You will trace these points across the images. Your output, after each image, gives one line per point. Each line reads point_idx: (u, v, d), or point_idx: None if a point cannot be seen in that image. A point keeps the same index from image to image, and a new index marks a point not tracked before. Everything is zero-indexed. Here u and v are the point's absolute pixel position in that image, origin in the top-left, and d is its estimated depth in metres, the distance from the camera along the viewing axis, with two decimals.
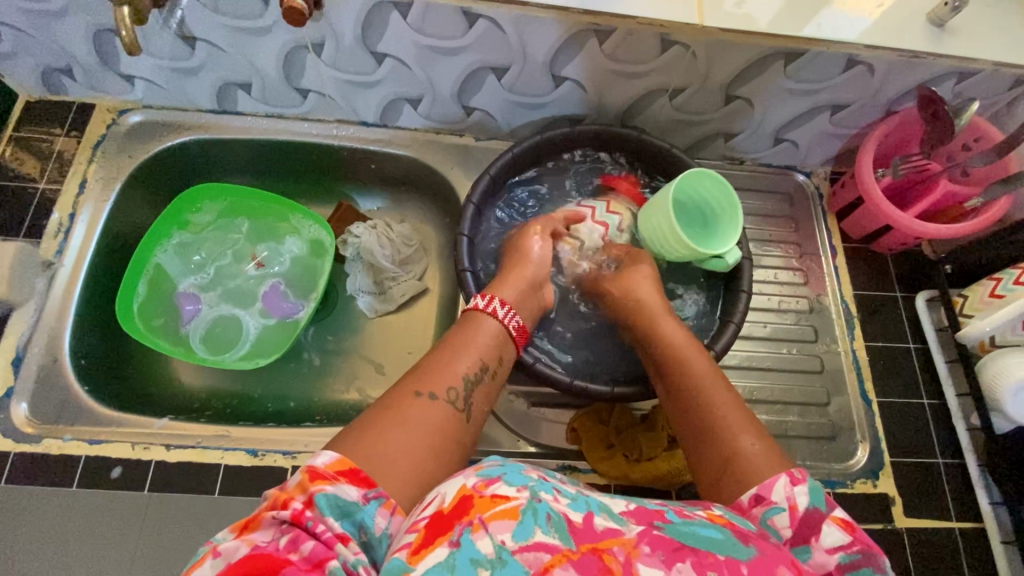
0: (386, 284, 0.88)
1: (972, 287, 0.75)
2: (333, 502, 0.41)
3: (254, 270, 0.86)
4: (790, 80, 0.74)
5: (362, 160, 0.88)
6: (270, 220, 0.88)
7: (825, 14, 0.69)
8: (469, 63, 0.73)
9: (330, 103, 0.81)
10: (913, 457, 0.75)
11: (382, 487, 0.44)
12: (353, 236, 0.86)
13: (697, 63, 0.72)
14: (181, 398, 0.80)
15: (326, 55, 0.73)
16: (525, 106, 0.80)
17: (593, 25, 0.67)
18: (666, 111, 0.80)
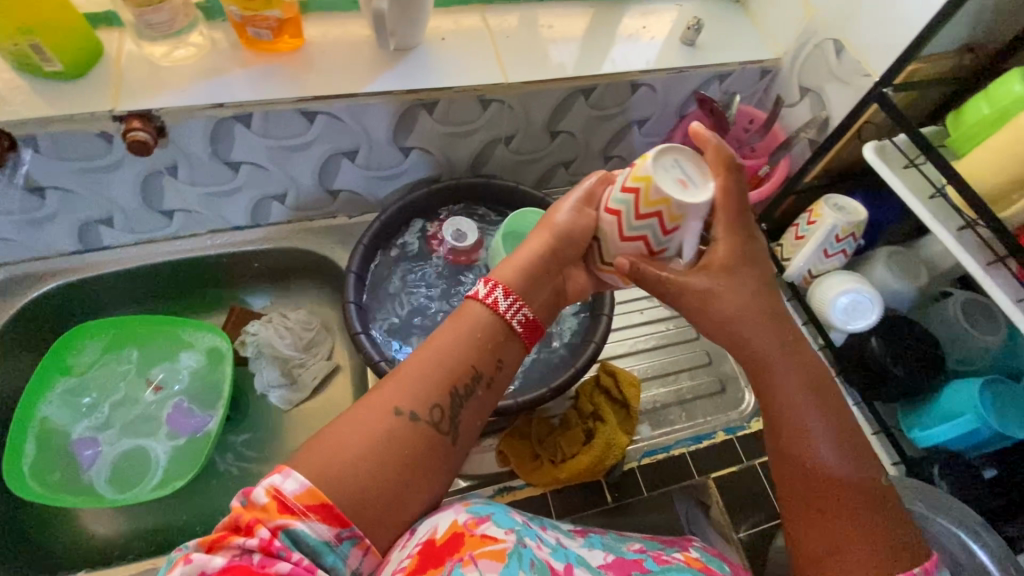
0: (295, 373, 0.89)
1: (784, 238, 0.91)
2: (303, 538, 0.45)
3: (151, 396, 0.84)
4: (598, 109, 0.89)
5: (242, 261, 0.91)
6: (159, 341, 0.87)
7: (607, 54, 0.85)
8: (321, 153, 0.80)
9: (199, 217, 0.85)
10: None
11: (355, 526, 0.47)
12: (250, 335, 0.88)
13: (517, 112, 0.84)
14: (99, 549, 0.76)
15: (183, 174, 0.78)
16: (382, 178, 0.88)
17: (418, 100, 0.77)
18: (507, 154, 0.92)
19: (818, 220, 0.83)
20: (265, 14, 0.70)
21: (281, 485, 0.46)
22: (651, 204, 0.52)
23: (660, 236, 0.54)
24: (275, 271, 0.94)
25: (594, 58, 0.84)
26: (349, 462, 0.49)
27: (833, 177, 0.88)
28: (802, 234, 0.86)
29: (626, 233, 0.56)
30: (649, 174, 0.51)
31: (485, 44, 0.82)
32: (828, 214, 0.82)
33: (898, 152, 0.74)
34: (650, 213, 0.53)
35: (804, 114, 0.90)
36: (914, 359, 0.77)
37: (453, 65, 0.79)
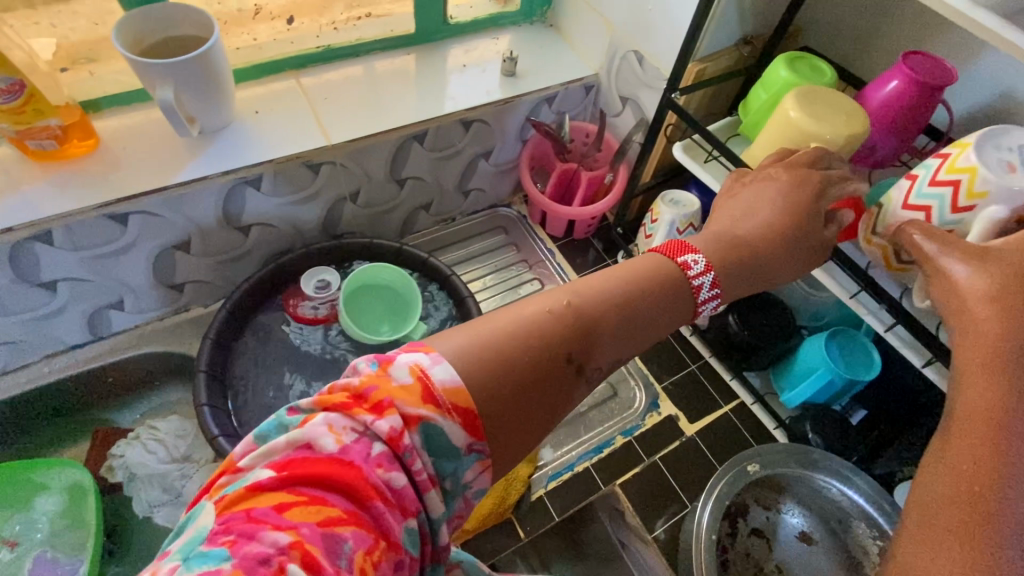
0: (177, 486, 0.85)
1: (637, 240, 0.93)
2: (433, 433, 0.35)
3: (6, 554, 0.76)
4: (558, 114, 0.96)
5: (97, 377, 0.85)
6: (10, 491, 0.79)
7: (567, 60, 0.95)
8: (221, 187, 0.73)
9: (89, 285, 0.75)
10: (674, 375, 0.91)
11: (489, 443, 0.37)
12: (117, 458, 0.85)
13: (493, 129, 0.92)
14: None
15: (60, 240, 0.68)
16: (296, 204, 0.82)
17: (409, 134, 0.83)
18: (487, 169, 0.99)
19: (659, 217, 0.85)
20: (41, 124, 0.65)
21: (712, 278, 0.47)
22: (954, 171, 0.52)
23: (949, 214, 0.52)
24: (136, 380, 0.89)
25: (531, 74, 0.92)
26: (629, 277, 0.44)
27: (667, 174, 0.93)
28: (649, 234, 0.88)
29: (910, 200, 0.55)
30: (975, 165, 0.50)
31: (425, 82, 0.88)
32: (666, 210, 0.84)
33: (699, 148, 0.75)
34: (948, 181, 0.52)
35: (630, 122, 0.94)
36: (768, 327, 0.83)
37: (404, 97, 0.85)
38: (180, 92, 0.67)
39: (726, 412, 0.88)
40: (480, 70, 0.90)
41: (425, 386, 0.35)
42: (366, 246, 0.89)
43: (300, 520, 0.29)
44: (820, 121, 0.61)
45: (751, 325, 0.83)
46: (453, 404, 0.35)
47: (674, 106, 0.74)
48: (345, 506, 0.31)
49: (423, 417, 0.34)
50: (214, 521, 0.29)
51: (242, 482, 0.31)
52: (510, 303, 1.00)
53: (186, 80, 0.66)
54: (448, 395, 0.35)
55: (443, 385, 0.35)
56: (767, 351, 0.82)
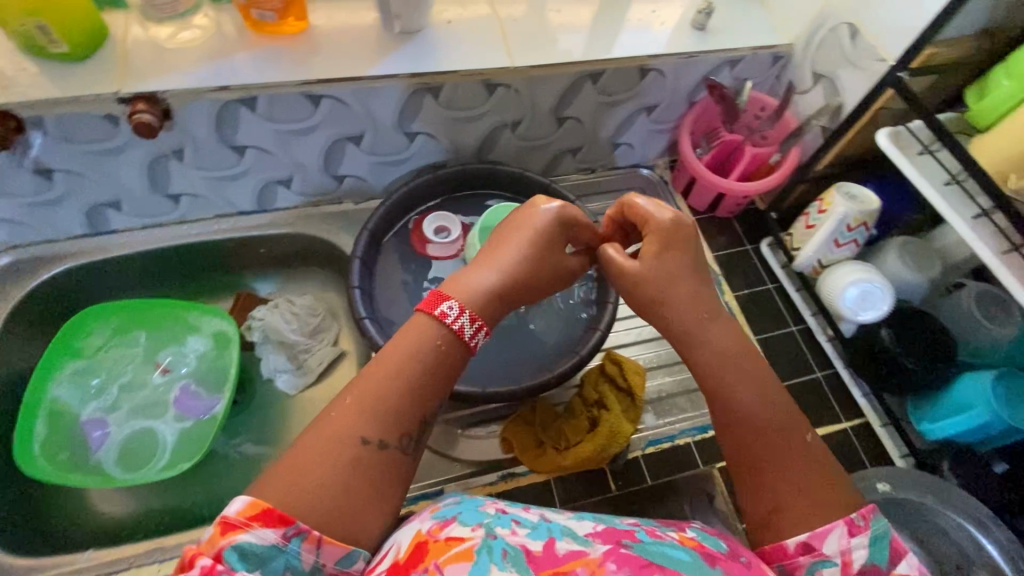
0: (301, 358, 0.92)
1: (793, 226, 0.87)
2: (244, 552, 0.43)
3: (159, 378, 0.85)
4: (737, 80, 0.91)
5: (250, 247, 0.92)
6: (168, 326, 0.88)
7: (765, 24, 0.88)
8: (405, 89, 0.76)
9: (270, 157, 0.81)
10: (797, 377, 0.86)
11: (302, 523, 0.45)
12: (256, 320, 0.91)
13: (667, 81, 0.88)
14: (110, 529, 0.77)
15: (261, 108, 0.73)
16: (462, 121, 0.84)
17: (587, 71, 0.82)
18: (646, 125, 0.95)
19: (829, 208, 0.80)
20: None
21: (469, 317, 0.56)
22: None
23: None
24: (283, 256, 0.95)
25: (723, 31, 0.86)
26: (410, 353, 0.54)
27: (844, 165, 0.86)
28: (813, 223, 0.83)
29: None
30: None
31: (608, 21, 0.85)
32: (839, 201, 0.79)
33: (913, 140, 0.70)
34: None
35: (818, 101, 0.86)
36: (927, 352, 0.76)
37: (589, 33, 0.83)
38: None
39: (844, 428, 0.82)
40: (670, 19, 0.86)
41: (222, 526, 0.44)
42: (516, 177, 0.90)
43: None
44: None
45: (906, 342, 0.77)
46: (248, 518, 0.44)
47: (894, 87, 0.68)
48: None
49: (227, 545, 0.43)
50: None
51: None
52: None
53: None
54: (242, 513, 0.44)
55: (236, 513, 0.44)
56: (916, 377, 0.76)
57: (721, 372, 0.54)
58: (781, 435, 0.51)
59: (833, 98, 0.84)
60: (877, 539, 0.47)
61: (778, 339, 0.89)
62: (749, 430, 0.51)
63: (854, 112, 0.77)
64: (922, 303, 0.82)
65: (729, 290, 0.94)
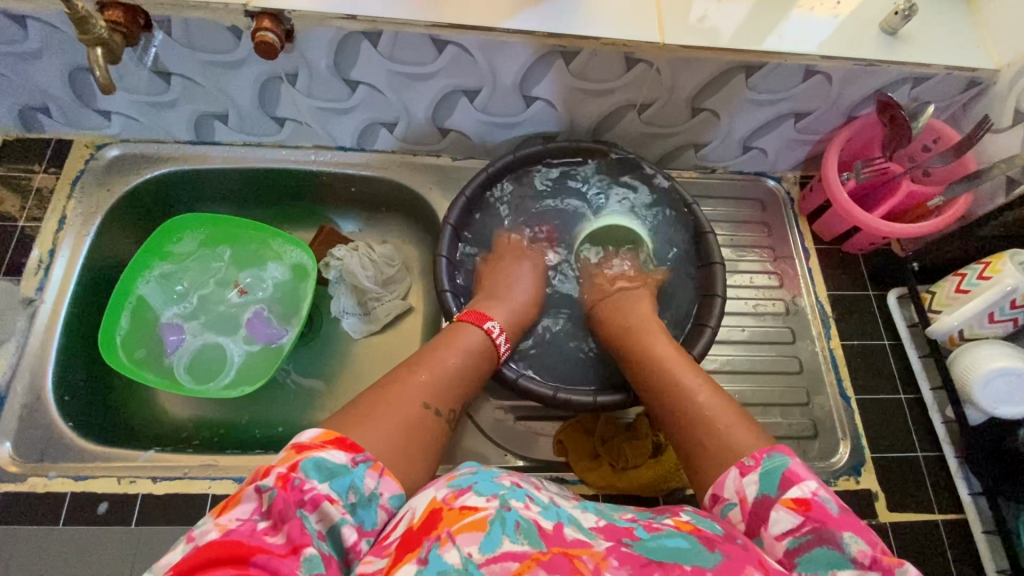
0: (370, 304, 0.91)
1: (938, 284, 0.76)
2: (320, 464, 0.45)
3: (236, 297, 0.87)
4: (914, 102, 0.77)
5: (342, 183, 0.90)
6: (251, 247, 0.88)
7: (968, 40, 0.73)
8: (537, 50, 0.69)
9: (381, 98, 0.76)
10: (893, 452, 0.76)
11: (369, 453, 0.48)
12: (334, 259, 0.89)
13: (831, 89, 0.75)
14: (170, 430, 0.80)
15: (383, 46, 0.68)
16: (589, 94, 0.76)
17: (743, 62, 0.71)
18: (788, 133, 0.84)
19: (994, 276, 0.69)
20: None
21: (499, 327, 0.68)
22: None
23: None
24: (371, 199, 0.93)
25: (917, 41, 0.72)
26: (463, 349, 0.64)
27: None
28: (965, 287, 0.71)
29: None
30: None
31: (783, 7, 0.73)
32: (1009, 271, 0.68)
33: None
34: None
35: (1014, 145, 0.72)
36: None
37: (757, 17, 0.72)
38: None
39: (934, 519, 0.73)
40: (856, 16, 0.73)
41: (297, 448, 0.46)
42: (631, 165, 0.81)
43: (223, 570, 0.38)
44: None
45: None
46: (323, 441, 0.46)
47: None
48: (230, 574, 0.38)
49: (298, 461, 0.44)
50: None
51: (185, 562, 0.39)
52: (734, 283, 0.86)
53: None
54: (319, 437, 0.46)
55: (312, 438, 0.46)
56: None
57: (643, 377, 0.66)
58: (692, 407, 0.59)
59: None
60: (769, 473, 0.49)
61: (881, 404, 0.79)
62: (665, 407, 0.62)
63: None
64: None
65: (836, 337, 0.83)
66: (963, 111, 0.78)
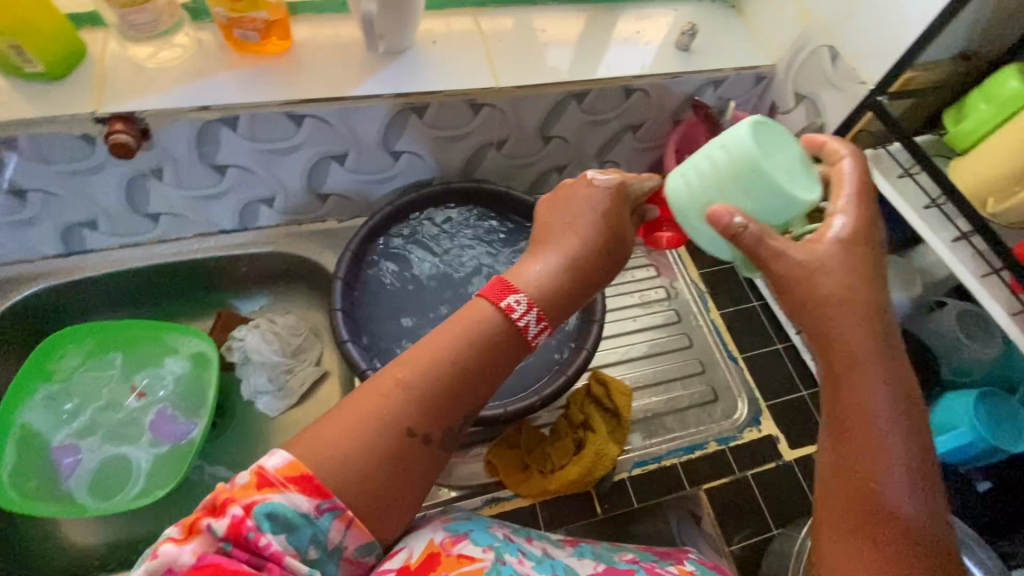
0: (282, 378, 0.90)
1: None
2: (279, 513, 0.40)
3: (135, 401, 0.84)
4: (721, 100, 0.91)
5: (232, 265, 0.91)
6: (143, 347, 0.86)
7: (746, 46, 0.89)
8: (389, 109, 0.75)
9: (252, 176, 0.79)
10: (781, 397, 0.86)
11: (339, 498, 0.42)
12: (237, 340, 0.90)
13: (652, 101, 0.88)
14: (78, 558, 0.76)
15: (242, 129, 0.72)
16: (447, 139, 0.83)
17: (572, 91, 0.82)
18: (631, 143, 0.96)
19: None
20: (253, 14, 0.67)
21: (536, 314, 0.52)
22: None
23: None
24: (266, 274, 0.94)
25: (706, 52, 0.87)
26: (462, 337, 0.49)
27: None
28: None
29: None
30: None
31: (595, 41, 0.85)
32: None
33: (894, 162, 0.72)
34: None
35: (800, 122, 0.87)
36: None
37: (576, 53, 0.83)
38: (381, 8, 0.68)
39: None
40: (654, 39, 0.87)
41: (259, 478, 0.41)
42: (500, 195, 0.89)
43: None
44: None
45: None
46: (287, 479, 0.41)
47: (878, 111, 0.72)
48: None
49: (257, 500, 0.39)
50: None
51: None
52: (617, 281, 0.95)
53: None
54: (281, 471, 0.41)
55: (276, 469, 0.41)
56: None
57: (848, 376, 0.45)
58: (913, 478, 0.42)
59: (816, 118, 0.85)
60: None
61: (762, 358, 0.89)
62: (852, 445, 0.44)
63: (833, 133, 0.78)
64: (906, 320, 0.82)
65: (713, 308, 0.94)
66: (762, 100, 0.93)
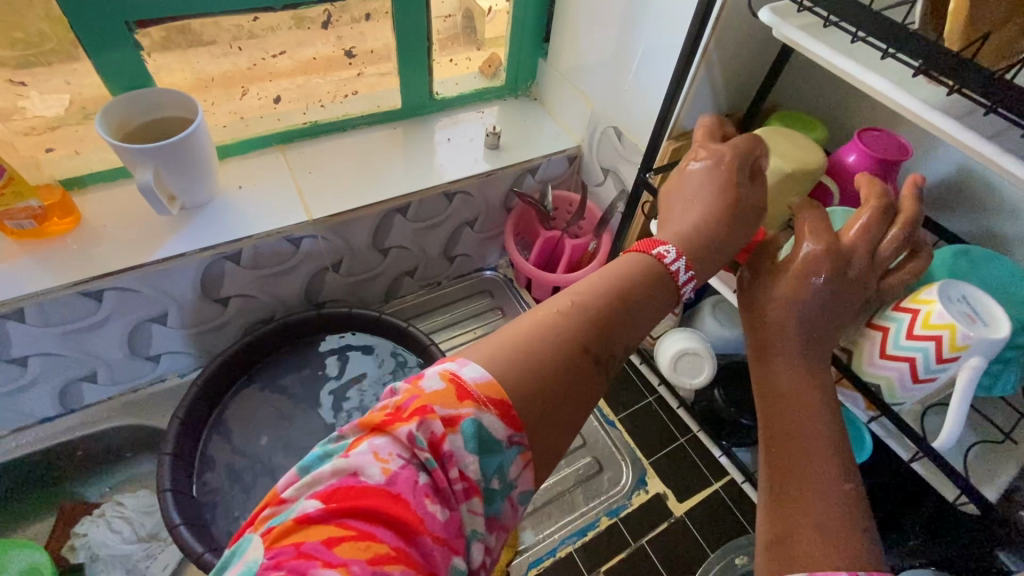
0: (140, 567, 0.80)
1: None
2: (479, 432, 0.37)
3: None
4: (541, 183, 0.98)
5: (63, 454, 0.82)
6: None
7: (550, 133, 0.97)
8: (200, 264, 0.74)
9: (61, 359, 0.74)
10: (662, 450, 0.88)
11: (527, 434, 0.39)
12: (80, 537, 0.80)
13: (476, 198, 0.92)
14: None
15: (33, 319, 0.67)
16: (276, 276, 0.82)
17: (392, 207, 0.84)
18: (471, 235, 0.99)
19: None
20: (21, 204, 0.65)
21: (685, 262, 0.50)
22: (929, 328, 0.50)
23: (933, 364, 0.50)
24: (107, 452, 0.86)
25: (515, 146, 0.93)
26: (614, 276, 0.47)
27: None
28: None
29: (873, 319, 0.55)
30: (952, 323, 0.48)
31: (409, 155, 0.89)
32: None
33: None
34: (928, 335, 0.50)
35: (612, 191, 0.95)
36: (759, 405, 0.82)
37: (390, 169, 0.87)
38: (161, 172, 0.68)
39: (716, 490, 0.84)
40: (464, 144, 0.92)
41: (457, 388, 0.38)
42: (346, 316, 0.87)
43: (348, 558, 0.30)
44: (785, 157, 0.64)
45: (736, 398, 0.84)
46: (489, 398, 0.38)
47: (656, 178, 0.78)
48: (363, 556, 0.31)
49: (461, 417, 0.37)
50: (264, 555, 0.31)
51: (291, 513, 0.33)
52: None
53: (168, 161, 0.67)
54: (483, 388, 0.38)
55: (474, 383, 0.38)
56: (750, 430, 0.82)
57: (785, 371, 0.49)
58: (826, 456, 0.44)
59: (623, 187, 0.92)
60: None
61: (638, 415, 0.91)
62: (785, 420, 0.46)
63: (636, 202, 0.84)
64: None
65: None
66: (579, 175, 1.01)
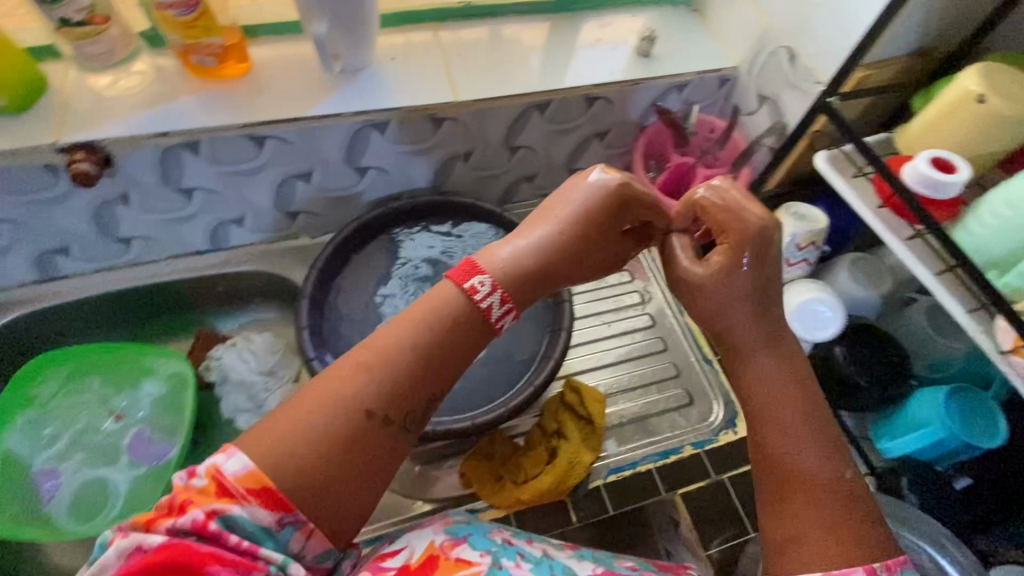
0: (260, 396, 0.90)
1: None
2: (238, 518, 0.41)
3: (113, 424, 0.85)
4: (685, 103, 0.92)
5: (206, 286, 0.92)
6: (124, 370, 0.87)
7: (706, 50, 0.89)
8: (350, 127, 0.76)
9: (218, 197, 0.80)
10: None
11: (303, 514, 0.43)
12: (214, 360, 0.91)
13: (615, 108, 0.89)
14: None
15: (204, 152, 0.73)
16: (413, 155, 0.84)
17: (534, 102, 0.82)
18: (599, 149, 0.96)
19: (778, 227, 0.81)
20: (207, 40, 0.69)
21: (500, 298, 0.52)
22: None
23: None
24: (241, 292, 0.95)
25: (667, 58, 0.87)
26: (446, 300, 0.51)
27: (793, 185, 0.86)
28: None
29: None
30: None
31: (556, 51, 0.86)
32: (787, 222, 0.80)
33: (853, 160, 0.69)
34: None
35: (765, 122, 0.87)
36: (885, 371, 0.76)
37: (536, 63, 0.84)
38: (332, 28, 0.69)
39: None
40: (615, 48, 0.87)
41: (217, 484, 0.42)
42: (469, 206, 0.89)
43: None
44: (1008, 99, 0.59)
45: (859, 359, 0.77)
46: (248, 490, 0.42)
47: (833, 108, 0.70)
48: None
49: (218, 510, 0.41)
50: None
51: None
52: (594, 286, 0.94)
53: (341, 17, 0.68)
54: (244, 485, 0.42)
55: (234, 477, 0.42)
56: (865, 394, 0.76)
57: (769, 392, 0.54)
58: (803, 471, 0.51)
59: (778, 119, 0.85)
60: None
61: None
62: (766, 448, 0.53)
63: (796, 136, 0.78)
64: (878, 317, 0.83)
65: (690, 311, 0.93)
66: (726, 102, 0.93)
